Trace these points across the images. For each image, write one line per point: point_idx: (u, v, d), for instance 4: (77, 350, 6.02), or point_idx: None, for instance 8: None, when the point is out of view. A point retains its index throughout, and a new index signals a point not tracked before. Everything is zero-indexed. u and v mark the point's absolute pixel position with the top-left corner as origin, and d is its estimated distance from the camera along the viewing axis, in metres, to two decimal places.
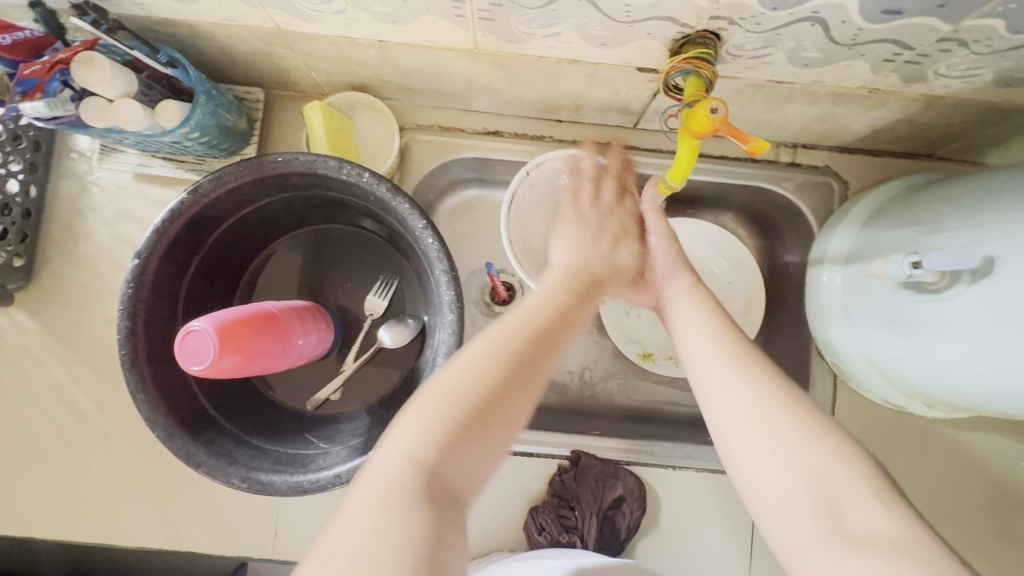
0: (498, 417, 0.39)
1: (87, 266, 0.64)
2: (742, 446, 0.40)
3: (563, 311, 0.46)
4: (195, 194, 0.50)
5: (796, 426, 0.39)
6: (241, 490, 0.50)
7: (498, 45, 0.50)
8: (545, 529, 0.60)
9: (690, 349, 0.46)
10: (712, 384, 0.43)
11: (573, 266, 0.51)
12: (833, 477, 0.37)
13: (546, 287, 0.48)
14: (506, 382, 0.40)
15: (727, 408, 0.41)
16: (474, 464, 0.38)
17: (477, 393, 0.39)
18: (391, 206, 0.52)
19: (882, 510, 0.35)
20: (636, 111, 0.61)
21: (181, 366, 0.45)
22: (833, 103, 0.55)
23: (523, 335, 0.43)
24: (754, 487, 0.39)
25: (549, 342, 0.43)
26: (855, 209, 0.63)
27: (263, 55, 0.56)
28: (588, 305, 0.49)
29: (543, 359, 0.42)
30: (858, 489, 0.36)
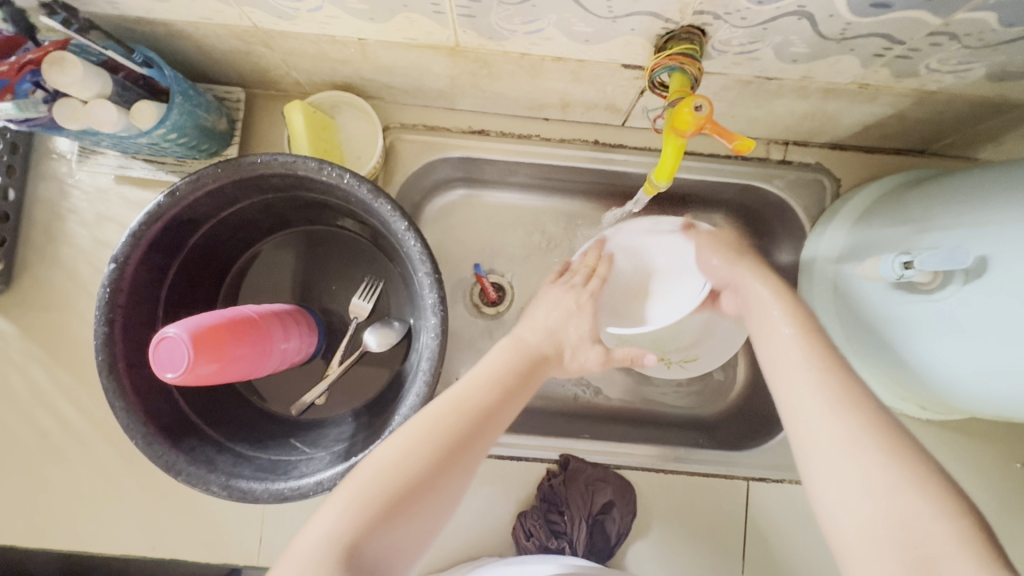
0: (430, 493, 0.38)
1: (67, 271, 0.63)
2: (830, 480, 0.35)
3: (502, 387, 0.44)
4: (172, 197, 0.49)
5: (887, 467, 0.34)
6: (221, 498, 0.49)
7: (479, 42, 0.49)
8: (533, 534, 0.59)
9: (779, 367, 0.42)
10: (807, 413, 0.38)
11: (526, 341, 0.50)
12: (922, 529, 0.31)
13: (491, 360, 0.47)
14: (424, 459, 0.38)
15: (823, 444, 0.36)
16: (403, 540, 0.36)
17: (406, 473, 0.37)
18: (373, 208, 0.51)
19: (978, 571, 0.28)
20: (623, 108, 0.60)
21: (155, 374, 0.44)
22: (824, 99, 0.54)
23: (457, 410, 0.42)
24: (840, 533, 0.34)
25: (488, 419, 0.42)
26: (846, 208, 0.62)
27: (242, 54, 0.55)
28: (530, 386, 0.47)
29: (482, 435, 0.41)
30: (950, 546, 0.30)
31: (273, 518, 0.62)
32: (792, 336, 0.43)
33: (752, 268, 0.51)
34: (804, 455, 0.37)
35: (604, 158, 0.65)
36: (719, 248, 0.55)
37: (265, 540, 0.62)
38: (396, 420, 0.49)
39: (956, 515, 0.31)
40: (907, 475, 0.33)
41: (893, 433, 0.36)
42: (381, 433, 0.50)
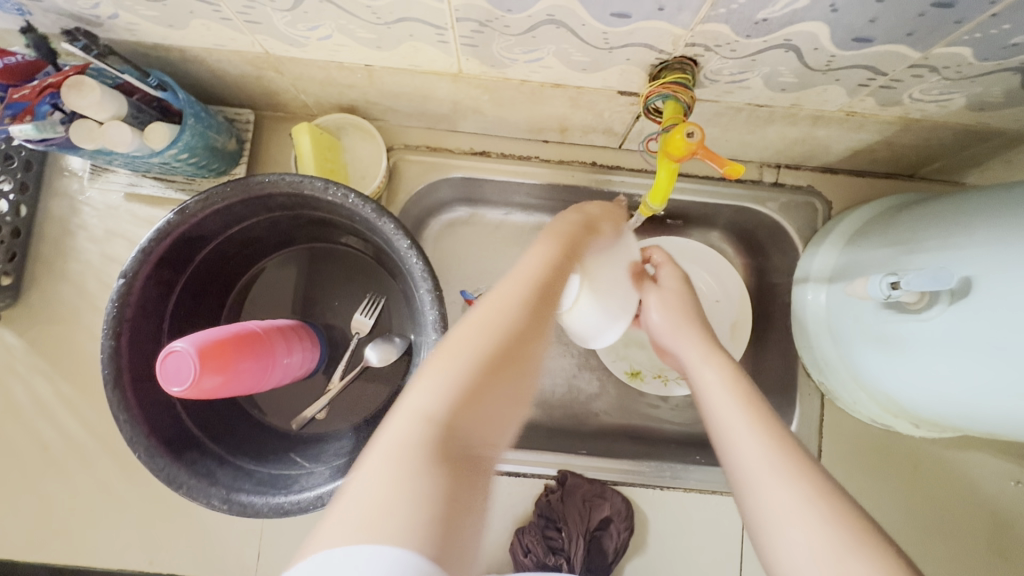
0: (512, 378, 0.35)
1: (74, 286, 0.64)
2: (769, 538, 0.33)
3: (555, 267, 0.41)
4: (181, 214, 0.51)
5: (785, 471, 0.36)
6: (221, 512, 0.50)
7: (481, 69, 0.51)
8: (531, 550, 0.60)
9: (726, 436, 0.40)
10: (750, 474, 0.37)
11: (557, 235, 0.45)
12: (797, 504, 0.34)
13: (536, 252, 0.42)
14: (507, 332, 0.36)
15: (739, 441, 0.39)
16: (490, 422, 0.33)
17: (497, 339, 0.35)
18: (376, 226, 0.53)
19: (824, 522, 0.32)
20: (620, 132, 0.62)
21: (161, 388, 0.44)
22: (814, 125, 0.56)
23: (519, 280, 0.39)
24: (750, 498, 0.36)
25: (549, 297, 0.39)
26: (836, 230, 0.63)
27: (252, 79, 0.57)
28: (574, 258, 0.44)
29: (545, 311, 0.38)
30: (808, 511, 0.33)
31: (272, 532, 0.62)
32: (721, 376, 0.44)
33: (697, 342, 0.49)
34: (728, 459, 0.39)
35: (602, 179, 0.67)
36: (671, 314, 0.52)
37: (264, 554, 0.62)
38: None
39: (873, 551, 0.30)
40: (803, 479, 0.35)
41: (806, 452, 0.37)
42: None
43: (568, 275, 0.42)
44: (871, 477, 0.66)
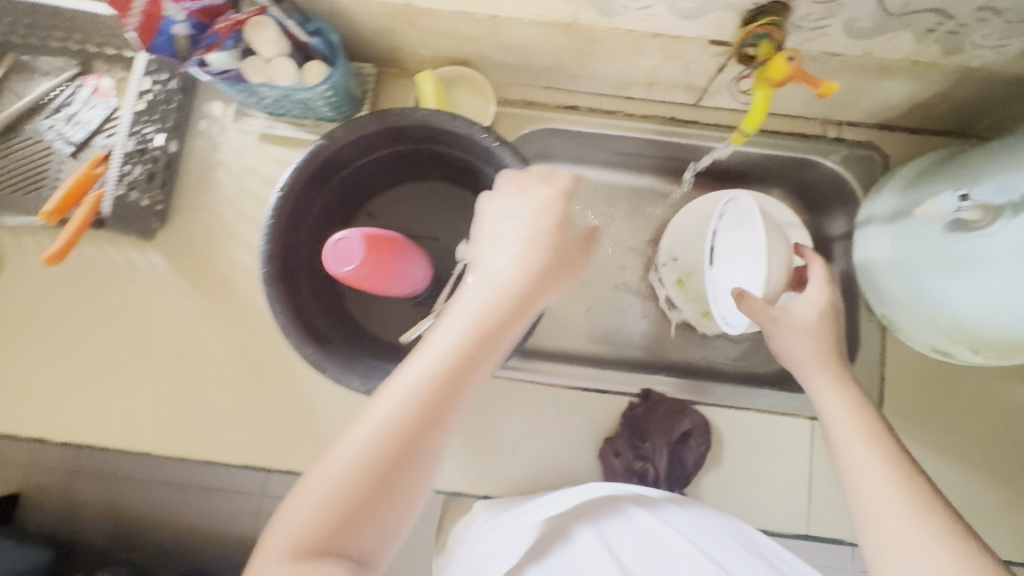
0: (384, 497, 0.40)
1: (213, 214, 0.73)
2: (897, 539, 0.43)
3: (483, 340, 0.44)
4: (330, 139, 0.60)
5: (905, 511, 0.44)
6: (359, 394, 0.57)
7: (594, 18, 0.59)
8: (620, 454, 0.66)
9: (858, 483, 0.48)
10: (874, 502, 0.46)
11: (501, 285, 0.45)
12: (912, 536, 0.43)
13: (457, 328, 0.44)
14: (405, 431, 0.41)
15: (870, 481, 0.47)
16: (391, 520, 0.41)
17: (399, 438, 0.41)
18: (493, 155, 0.62)
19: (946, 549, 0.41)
20: (702, 85, 0.70)
21: (329, 268, 0.52)
22: (881, 76, 0.63)
23: (453, 364, 0.43)
24: (867, 517, 0.46)
25: (470, 376, 0.43)
26: (897, 176, 0.70)
27: (385, 32, 0.66)
28: (517, 327, 0.45)
29: (461, 397, 0.42)
30: (930, 543, 0.42)
31: None
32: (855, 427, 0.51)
33: (824, 363, 0.56)
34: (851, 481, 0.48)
35: (678, 132, 0.75)
36: (813, 345, 0.56)
37: None
38: None
39: (955, 542, 0.41)
40: (917, 493, 0.45)
41: (922, 488, 0.45)
42: None
43: (495, 361, 0.45)
44: (930, 406, 0.71)
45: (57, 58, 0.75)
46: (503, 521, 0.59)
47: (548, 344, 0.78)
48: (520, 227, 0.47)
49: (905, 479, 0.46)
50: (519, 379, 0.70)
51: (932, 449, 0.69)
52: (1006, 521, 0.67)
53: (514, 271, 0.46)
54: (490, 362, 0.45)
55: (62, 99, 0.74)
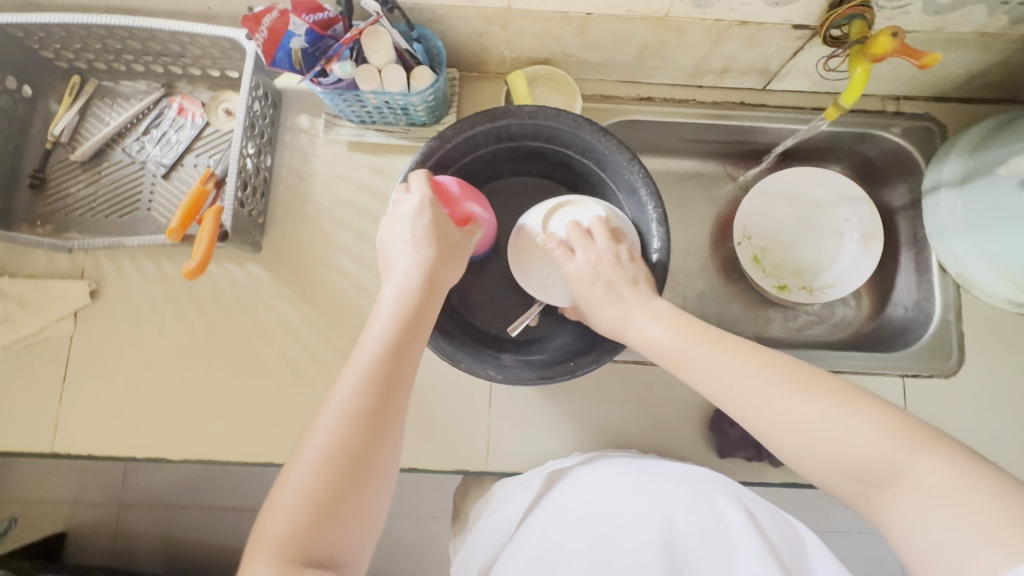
0: (360, 474, 0.42)
1: (309, 224, 0.74)
2: (834, 431, 0.42)
3: (398, 347, 0.49)
4: (439, 140, 0.63)
5: (858, 423, 0.42)
6: (495, 382, 0.59)
7: (686, 10, 0.62)
8: (734, 424, 0.69)
9: (733, 393, 0.47)
10: (750, 405, 0.46)
11: (404, 293, 0.53)
12: (885, 450, 0.40)
13: (380, 331, 0.50)
14: (352, 417, 0.44)
15: (774, 406, 0.45)
16: (368, 501, 0.43)
17: (364, 424, 0.44)
18: (596, 146, 0.65)
19: (941, 463, 0.38)
20: (774, 69, 0.73)
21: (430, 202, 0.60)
22: (947, 49, 0.68)
23: (377, 361, 0.47)
24: (824, 465, 0.42)
25: (398, 380, 0.47)
26: (960, 142, 0.74)
27: (477, 36, 0.69)
28: (421, 333, 0.51)
29: (395, 394, 0.46)
30: (921, 457, 0.39)
31: (497, 428, 0.71)
32: (712, 350, 0.49)
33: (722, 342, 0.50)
34: (745, 416, 0.46)
35: (751, 115, 0.79)
36: (678, 331, 0.52)
37: (492, 447, 0.70)
38: None
39: (888, 429, 0.41)
40: (848, 411, 0.42)
41: (897, 421, 0.41)
42: None
43: (415, 364, 0.49)
44: (1011, 357, 0.74)
45: (142, 82, 0.77)
46: (522, 481, 0.66)
47: None
48: (406, 232, 0.56)
49: (836, 399, 0.43)
50: (623, 362, 0.72)
51: (1019, 397, 0.73)
52: None
53: (416, 277, 0.54)
54: (410, 369, 0.49)
55: (150, 121, 0.75)
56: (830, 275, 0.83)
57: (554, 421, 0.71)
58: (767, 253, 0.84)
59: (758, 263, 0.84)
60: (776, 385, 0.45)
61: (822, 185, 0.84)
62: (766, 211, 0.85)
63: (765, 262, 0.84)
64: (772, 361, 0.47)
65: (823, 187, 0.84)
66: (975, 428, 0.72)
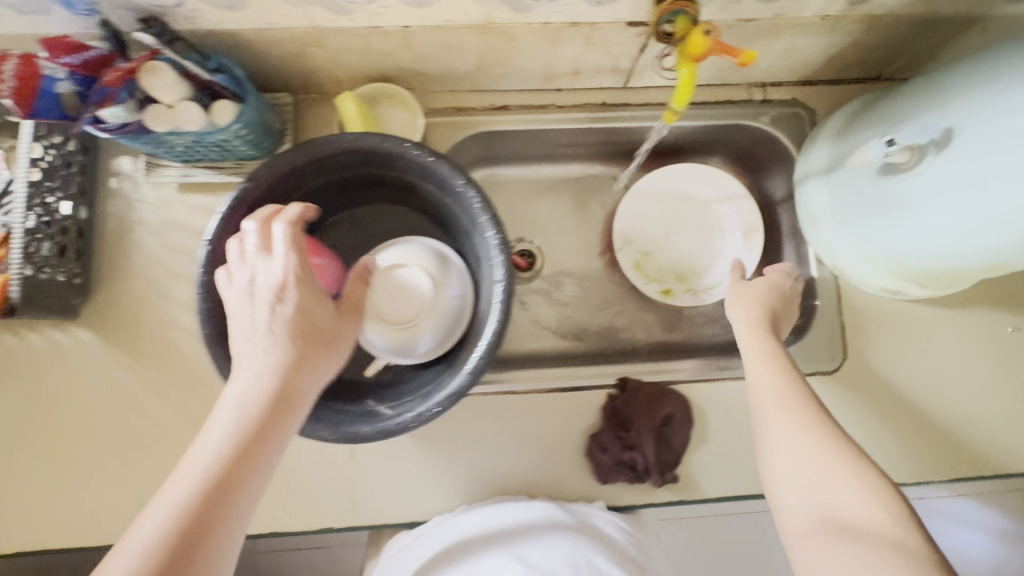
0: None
1: (141, 278, 0.68)
2: (788, 471, 0.47)
3: (245, 448, 0.41)
4: (252, 183, 0.57)
5: (853, 475, 0.45)
6: (331, 443, 0.55)
7: (508, 16, 0.57)
8: (608, 448, 0.66)
9: (771, 420, 0.51)
10: (793, 428, 0.49)
11: (251, 395, 0.43)
12: (848, 502, 0.44)
13: (216, 437, 0.41)
14: (176, 534, 0.37)
15: (783, 438, 0.49)
16: None
17: (187, 538, 0.37)
18: (430, 170, 0.60)
19: (884, 515, 0.42)
20: (627, 68, 0.69)
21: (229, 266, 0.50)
22: (795, 34, 0.64)
23: (219, 463, 0.40)
24: (783, 504, 0.47)
25: (233, 488, 0.40)
26: (825, 129, 0.72)
27: (295, 58, 0.63)
28: (282, 432, 0.43)
29: (221, 518, 0.39)
30: (867, 499, 0.43)
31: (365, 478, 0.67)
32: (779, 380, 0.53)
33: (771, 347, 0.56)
34: (768, 455, 0.50)
35: (614, 116, 0.75)
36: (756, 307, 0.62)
37: (359, 499, 0.67)
38: (480, 346, 0.57)
39: (858, 473, 0.45)
40: (842, 462, 0.46)
41: (859, 460, 0.46)
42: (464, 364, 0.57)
43: (268, 468, 0.42)
44: (893, 343, 0.73)
45: None
46: (406, 548, 0.63)
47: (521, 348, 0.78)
48: (253, 318, 0.46)
49: (844, 450, 0.47)
50: (495, 392, 0.69)
51: (902, 384, 0.71)
52: (978, 439, 0.70)
53: (269, 382, 0.44)
54: (260, 474, 0.42)
55: None
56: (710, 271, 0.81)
57: (426, 464, 0.67)
58: (649, 255, 0.82)
59: (640, 269, 0.81)
60: (799, 419, 0.50)
61: (699, 180, 0.83)
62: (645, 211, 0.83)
63: (650, 265, 0.82)
64: (799, 400, 0.51)
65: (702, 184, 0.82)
66: (860, 421, 0.71)
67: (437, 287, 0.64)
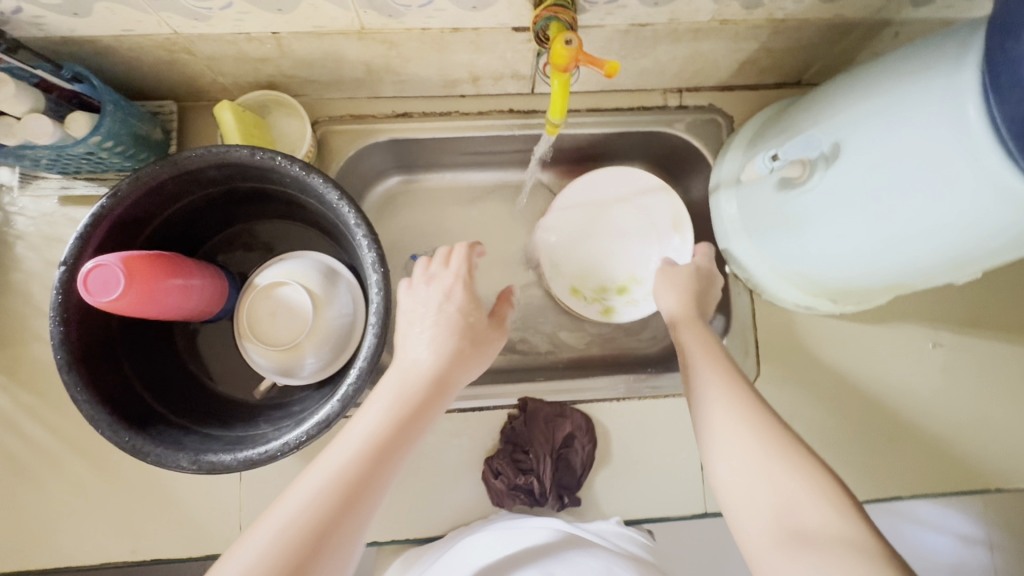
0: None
1: (21, 295, 0.65)
2: (742, 485, 0.43)
3: (396, 436, 0.46)
4: (115, 197, 0.52)
5: (785, 462, 0.42)
6: (191, 473, 0.52)
7: (381, 21, 0.54)
8: (501, 472, 0.63)
9: (718, 442, 0.46)
10: (740, 457, 0.44)
11: (398, 391, 0.48)
12: (793, 491, 0.40)
13: (369, 427, 0.46)
14: (320, 521, 0.39)
15: (738, 448, 0.44)
16: None
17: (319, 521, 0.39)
18: (307, 184, 0.57)
19: (832, 512, 0.38)
20: (528, 73, 0.66)
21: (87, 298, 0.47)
22: (697, 40, 0.61)
23: (366, 456, 0.43)
24: (729, 502, 0.44)
25: (372, 482, 0.42)
26: (737, 138, 0.69)
27: (168, 65, 0.60)
28: (414, 436, 0.47)
29: (352, 515, 0.40)
30: (815, 500, 0.39)
31: (251, 502, 0.64)
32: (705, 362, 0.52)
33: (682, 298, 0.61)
34: (712, 445, 0.47)
35: (522, 123, 0.71)
36: (670, 282, 0.64)
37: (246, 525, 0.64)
38: (353, 372, 0.54)
39: (796, 459, 0.42)
40: (789, 458, 0.42)
41: (800, 449, 0.43)
42: (339, 389, 0.54)
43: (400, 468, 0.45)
44: (805, 360, 0.72)
45: None
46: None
47: None
48: (427, 314, 0.54)
49: (776, 441, 0.43)
50: None
51: (814, 402, 0.70)
52: (888, 459, 0.69)
53: (421, 375, 0.50)
54: (394, 472, 0.44)
55: None
56: (644, 278, 0.76)
57: None
58: (582, 274, 0.76)
59: (579, 294, 0.76)
60: (734, 416, 0.46)
61: (621, 182, 0.75)
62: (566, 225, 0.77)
63: (585, 287, 0.76)
64: (729, 372, 0.50)
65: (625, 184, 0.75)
66: None
67: (318, 308, 0.61)
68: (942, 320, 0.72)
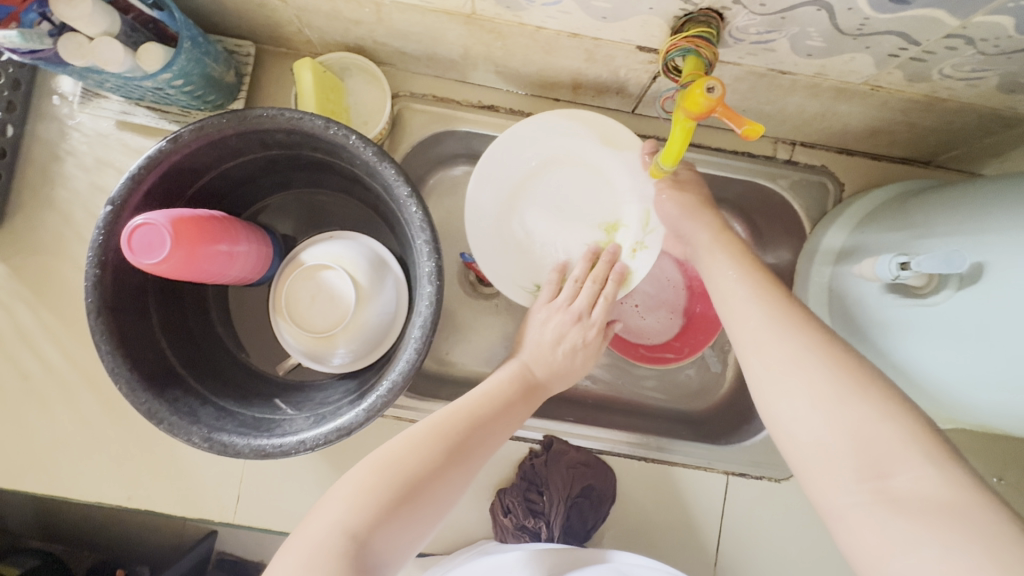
0: (419, 505, 0.40)
1: (62, 214, 0.63)
2: (795, 413, 0.38)
3: (509, 403, 0.49)
4: (175, 142, 0.48)
5: (862, 402, 0.36)
6: (201, 451, 0.48)
7: (496, 11, 0.48)
8: (511, 511, 0.61)
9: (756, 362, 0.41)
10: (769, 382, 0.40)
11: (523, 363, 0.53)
12: (876, 436, 0.35)
13: (489, 384, 0.50)
14: (456, 441, 0.44)
15: (784, 388, 0.39)
16: (414, 527, 0.40)
17: (452, 441, 0.44)
18: (376, 170, 0.50)
19: (932, 471, 0.33)
20: (635, 93, 0.60)
21: (129, 260, 0.44)
22: (836, 98, 0.54)
23: (488, 403, 0.48)
24: (793, 450, 0.38)
25: (494, 428, 0.47)
26: (850, 210, 0.61)
27: (256, 7, 0.55)
28: (526, 409, 0.51)
29: (477, 451, 0.45)
30: (905, 454, 0.34)
31: (253, 477, 0.63)
32: (751, 301, 0.45)
33: (699, 231, 0.52)
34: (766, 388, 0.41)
35: None
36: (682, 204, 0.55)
37: (243, 498, 0.63)
38: (384, 384, 0.48)
39: (860, 396, 0.36)
40: (868, 404, 0.36)
41: (873, 387, 0.37)
42: (366, 397, 0.49)
43: (511, 432, 0.49)
44: None
45: None
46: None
47: (456, 370, 0.70)
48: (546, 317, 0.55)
49: (852, 378, 0.37)
50: (411, 420, 0.65)
51: None
52: None
53: (535, 360, 0.53)
54: (508, 430, 0.49)
55: None
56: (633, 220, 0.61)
57: (320, 475, 0.64)
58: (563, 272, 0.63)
59: None
60: (764, 326, 0.43)
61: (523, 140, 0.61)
62: (518, 206, 0.64)
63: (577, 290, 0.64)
64: None
65: (509, 151, 0.61)
66: (797, 540, 0.64)
67: (361, 302, 0.57)
68: (1012, 455, 0.66)
